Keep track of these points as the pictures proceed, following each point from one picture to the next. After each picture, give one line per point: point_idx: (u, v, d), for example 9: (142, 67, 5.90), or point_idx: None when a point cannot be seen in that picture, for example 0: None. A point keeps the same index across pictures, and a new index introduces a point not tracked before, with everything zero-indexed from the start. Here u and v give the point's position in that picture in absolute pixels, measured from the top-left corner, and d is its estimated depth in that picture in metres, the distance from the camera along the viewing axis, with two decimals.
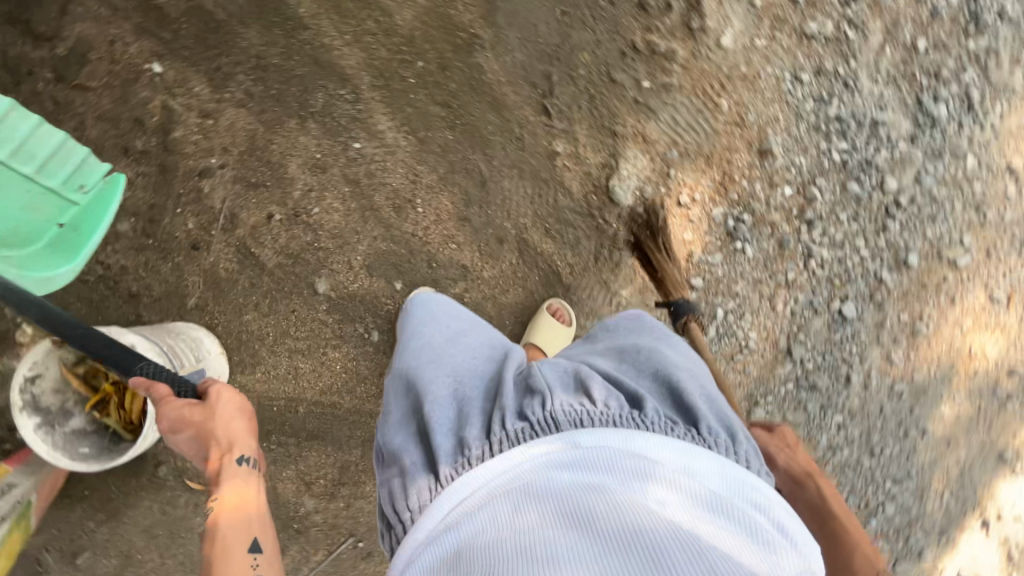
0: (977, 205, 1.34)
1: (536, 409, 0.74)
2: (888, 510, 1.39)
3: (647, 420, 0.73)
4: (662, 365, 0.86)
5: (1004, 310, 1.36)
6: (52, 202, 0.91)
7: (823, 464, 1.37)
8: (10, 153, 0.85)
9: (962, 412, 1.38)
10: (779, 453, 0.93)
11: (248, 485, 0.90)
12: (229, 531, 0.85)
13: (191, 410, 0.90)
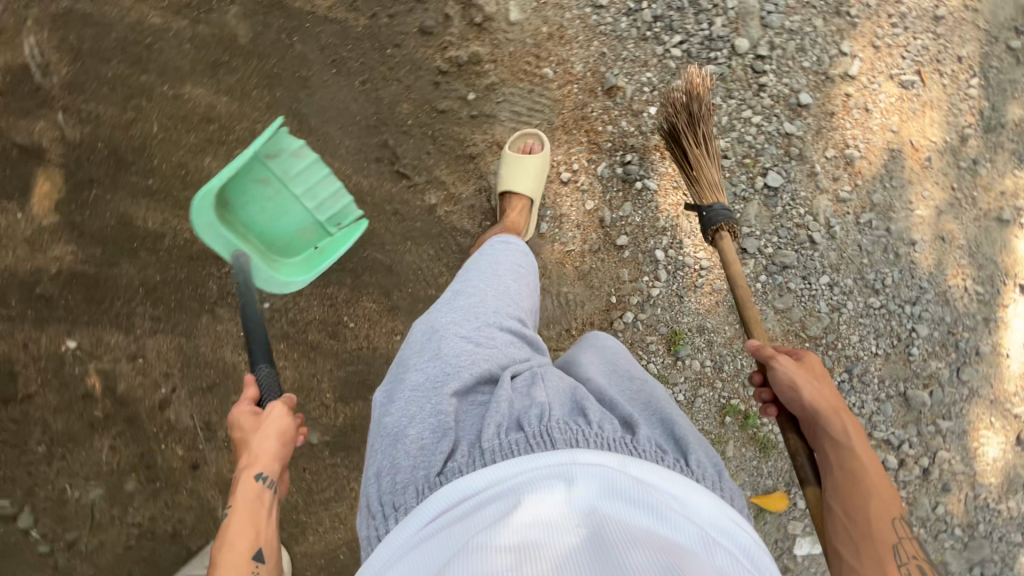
0: (834, 10, 1.27)
1: (533, 420, 0.74)
2: (925, 330, 1.32)
3: (636, 448, 0.73)
4: (657, 397, 0.88)
5: (923, 85, 1.27)
6: (316, 230, 1.24)
7: (837, 326, 1.32)
8: (306, 189, 1.21)
9: (939, 204, 1.30)
10: (806, 384, 0.90)
11: (263, 504, 0.87)
12: (235, 527, 0.83)
13: (247, 417, 0.95)
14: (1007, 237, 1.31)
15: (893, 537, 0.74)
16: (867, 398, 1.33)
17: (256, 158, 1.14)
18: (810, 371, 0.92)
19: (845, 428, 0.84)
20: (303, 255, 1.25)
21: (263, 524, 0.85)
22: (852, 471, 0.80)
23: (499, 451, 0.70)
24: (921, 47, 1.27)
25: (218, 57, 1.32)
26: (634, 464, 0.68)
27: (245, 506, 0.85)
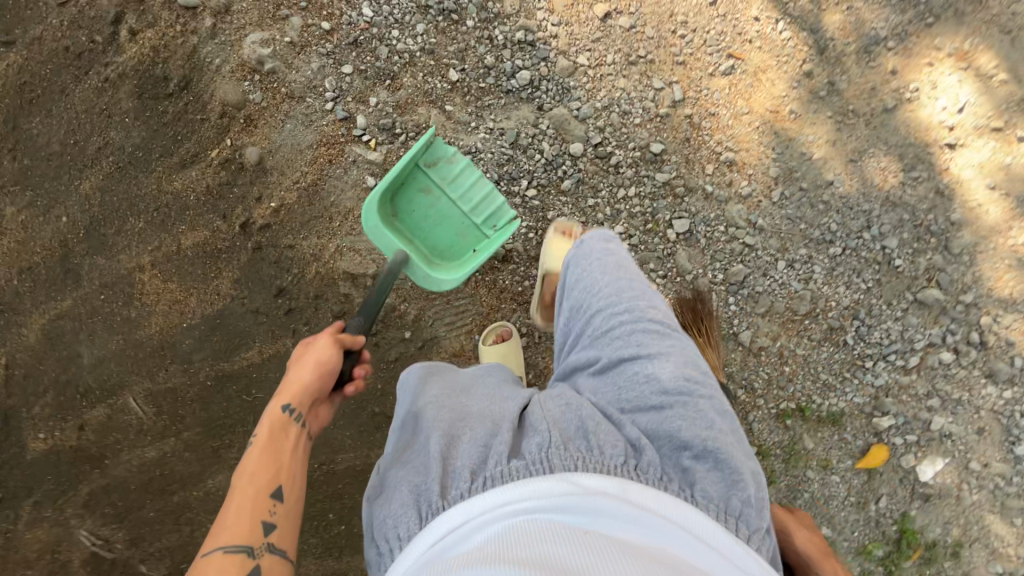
0: (627, 62, 1.28)
1: (535, 449, 0.71)
2: (895, 240, 1.34)
3: (640, 473, 0.68)
4: (665, 386, 0.81)
5: (743, 60, 1.29)
6: (474, 234, 1.27)
7: (819, 291, 1.36)
8: (461, 194, 1.25)
9: (829, 138, 1.32)
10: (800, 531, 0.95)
11: (287, 437, 0.89)
12: (255, 458, 0.84)
13: (302, 347, 1.02)
14: (904, 118, 1.32)
15: None
16: (888, 326, 1.37)
17: (417, 168, 1.23)
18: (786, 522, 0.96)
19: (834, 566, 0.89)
20: (465, 260, 1.26)
21: (283, 458, 0.86)
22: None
23: (501, 476, 0.66)
24: (720, 30, 1.28)
25: (212, 446, 1.45)
26: (635, 488, 0.65)
27: (268, 436, 0.87)
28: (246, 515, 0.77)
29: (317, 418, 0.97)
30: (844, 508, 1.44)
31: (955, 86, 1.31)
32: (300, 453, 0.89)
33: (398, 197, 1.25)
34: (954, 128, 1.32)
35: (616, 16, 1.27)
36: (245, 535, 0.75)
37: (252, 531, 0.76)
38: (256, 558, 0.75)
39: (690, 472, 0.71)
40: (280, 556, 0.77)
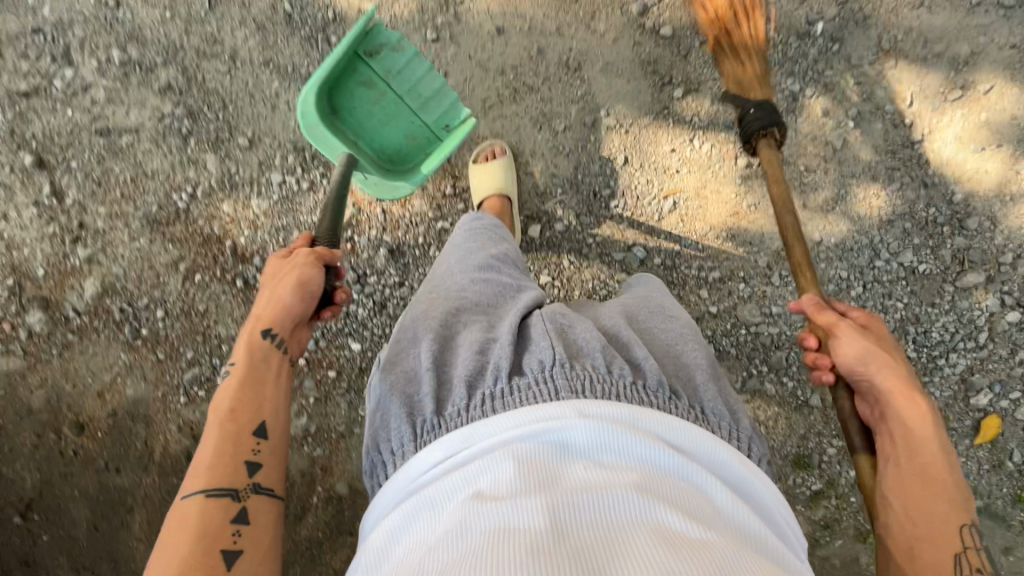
0: (583, 253, 1.30)
1: (536, 366, 0.75)
2: (908, 250, 1.31)
3: (649, 394, 0.73)
4: (679, 335, 0.89)
5: (680, 191, 1.29)
6: (427, 134, 1.22)
7: None
8: (410, 92, 1.19)
9: (800, 205, 1.30)
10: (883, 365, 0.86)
11: (267, 364, 0.84)
12: (233, 393, 0.79)
13: (275, 266, 0.94)
14: (859, 143, 1.27)
15: (958, 543, 0.71)
16: (943, 322, 1.35)
17: (357, 57, 1.15)
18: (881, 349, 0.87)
19: (922, 422, 0.78)
20: (417, 163, 1.22)
21: (262, 389, 0.81)
22: (917, 468, 0.76)
23: (502, 395, 0.71)
24: (645, 179, 1.28)
25: None
26: (642, 415, 0.67)
27: (248, 367, 0.83)
28: (225, 455, 0.73)
29: (299, 341, 0.92)
30: (989, 481, 1.39)
31: (892, 86, 1.24)
32: (281, 382, 0.84)
33: (340, 93, 1.18)
34: (913, 121, 1.25)
35: (550, 225, 1.31)
36: (226, 475, 0.71)
37: (235, 472, 0.72)
38: (242, 498, 0.71)
39: (699, 388, 0.79)
40: (267, 494, 0.73)
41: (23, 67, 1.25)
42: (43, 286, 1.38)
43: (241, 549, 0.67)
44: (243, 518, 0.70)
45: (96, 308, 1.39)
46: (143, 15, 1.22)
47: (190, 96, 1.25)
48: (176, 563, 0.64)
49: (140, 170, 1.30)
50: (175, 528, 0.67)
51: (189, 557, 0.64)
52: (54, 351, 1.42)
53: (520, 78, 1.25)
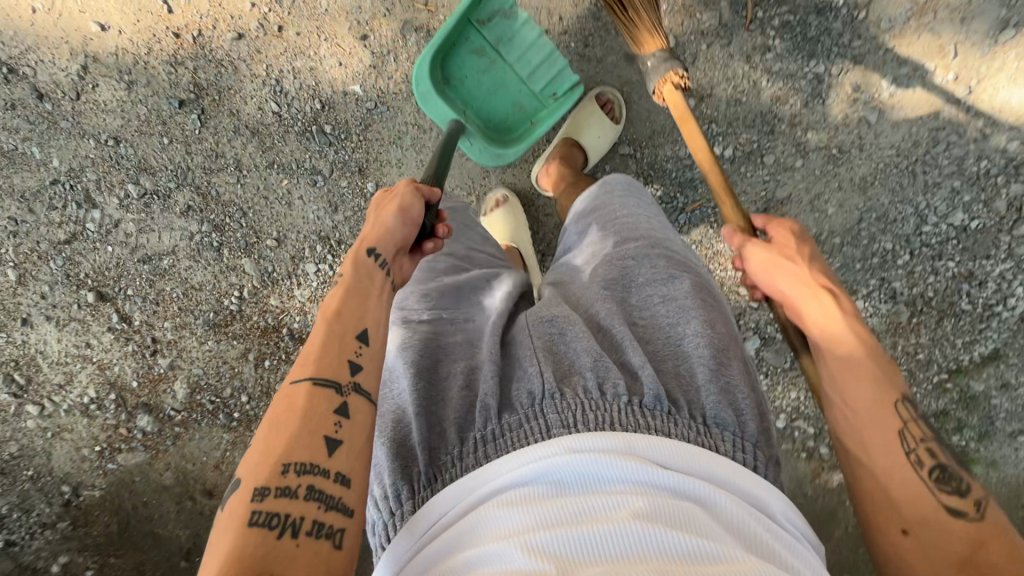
0: None
1: (524, 398, 0.67)
2: (959, 209, 1.24)
3: (648, 415, 0.63)
4: (681, 308, 0.77)
5: (707, 200, 1.24)
6: (533, 103, 1.18)
7: (916, 292, 1.32)
8: (518, 58, 1.14)
9: (838, 186, 1.23)
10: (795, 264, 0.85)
11: (373, 282, 0.80)
12: (341, 302, 0.77)
13: (384, 196, 0.92)
14: (896, 111, 1.18)
15: (896, 424, 0.72)
16: (1002, 269, 1.28)
17: (468, 24, 1.10)
18: (791, 254, 0.86)
19: (836, 319, 0.79)
20: (521, 134, 1.19)
21: (367, 300, 0.78)
22: (848, 366, 0.76)
23: (495, 438, 0.64)
24: (667, 195, 1.24)
25: None
26: (643, 442, 0.59)
27: (353, 277, 0.80)
28: (332, 349, 0.71)
29: (401, 268, 0.87)
30: None
31: (933, 41, 1.14)
32: (384, 300, 0.81)
33: (449, 62, 1.14)
34: (957, 74, 1.15)
35: None
36: (333, 367, 0.69)
37: (341, 367, 0.70)
38: (343, 394, 0.68)
39: (699, 390, 0.69)
40: (367, 397, 0.70)
41: (56, 217, 1.31)
42: (142, 394, 1.53)
43: (340, 440, 0.65)
44: (344, 411, 0.67)
45: (190, 404, 1.53)
46: (143, 146, 1.23)
47: (211, 211, 1.29)
48: (284, 437, 0.63)
49: (188, 284, 1.38)
50: (282, 406, 0.66)
51: (295, 435, 0.63)
52: (167, 442, 1.58)
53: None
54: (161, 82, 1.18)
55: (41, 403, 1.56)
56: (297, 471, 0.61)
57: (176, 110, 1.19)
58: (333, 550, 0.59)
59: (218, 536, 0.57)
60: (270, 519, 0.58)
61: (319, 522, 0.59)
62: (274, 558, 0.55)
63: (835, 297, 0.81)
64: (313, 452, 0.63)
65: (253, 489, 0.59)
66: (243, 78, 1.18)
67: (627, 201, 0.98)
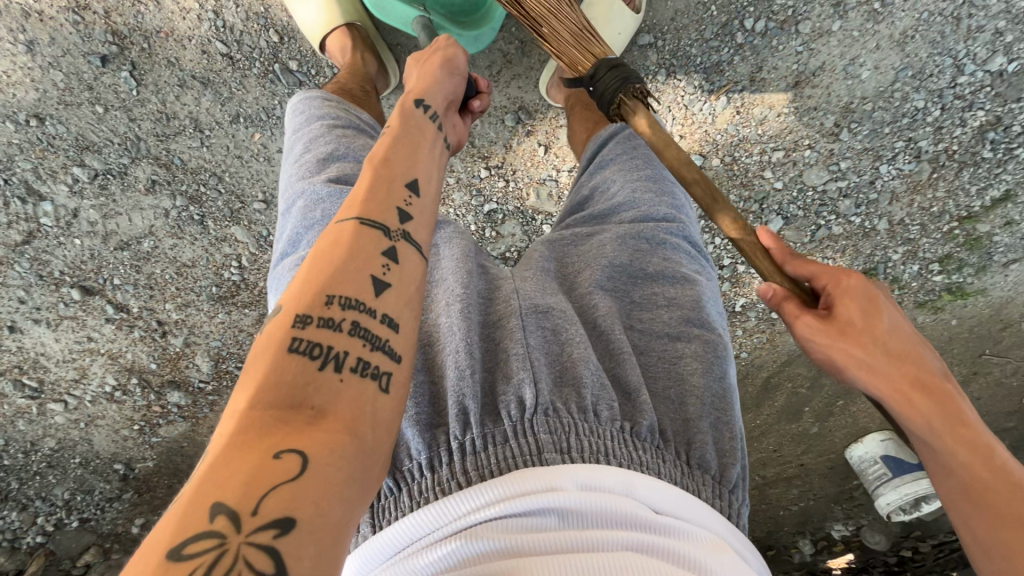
0: None
1: (512, 407, 0.58)
2: (1000, 53, 1.11)
3: (638, 447, 0.60)
4: (685, 318, 0.75)
5: (735, 84, 1.16)
6: None
7: (977, 150, 1.19)
8: None
9: (875, 47, 1.12)
10: (858, 312, 0.65)
11: (422, 131, 0.73)
12: (395, 148, 0.68)
13: (430, 59, 0.84)
14: None
15: None
16: None
17: None
18: (858, 335, 0.64)
19: (929, 424, 0.61)
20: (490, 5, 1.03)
21: (416, 148, 0.70)
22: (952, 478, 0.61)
23: (482, 448, 0.56)
24: (692, 86, 1.17)
25: None
26: (643, 485, 0.55)
27: (402, 124, 0.72)
28: (378, 192, 0.62)
29: (452, 128, 0.83)
30: None
31: None
32: (434, 155, 0.73)
33: None
34: None
35: None
36: (380, 210, 0.61)
37: (389, 211, 0.61)
38: (392, 236, 0.59)
39: (692, 425, 0.66)
40: (417, 248, 0.61)
41: (3, 218, 1.15)
42: (165, 373, 1.35)
43: (389, 281, 0.57)
44: (393, 256, 0.58)
45: (220, 376, 1.36)
46: (73, 120, 1.07)
47: (180, 182, 1.14)
48: (331, 266, 0.55)
49: (179, 263, 1.23)
50: (326, 240, 0.58)
51: (341, 268, 0.55)
52: (206, 410, 1.41)
53: (524, 24, 1.10)
54: (68, 39, 1.01)
55: (64, 400, 1.36)
56: (342, 304, 0.53)
57: (101, 68, 1.04)
58: (380, 393, 0.50)
59: (254, 358, 0.50)
60: (313, 348, 0.50)
61: (365, 361, 0.51)
62: (314, 390, 0.48)
63: (930, 395, 0.61)
64: (361, 287, 0.54)
65: (295, 316, 0.52)
66: (171, 15, 1.02)
67: (654, 156, 0.90)
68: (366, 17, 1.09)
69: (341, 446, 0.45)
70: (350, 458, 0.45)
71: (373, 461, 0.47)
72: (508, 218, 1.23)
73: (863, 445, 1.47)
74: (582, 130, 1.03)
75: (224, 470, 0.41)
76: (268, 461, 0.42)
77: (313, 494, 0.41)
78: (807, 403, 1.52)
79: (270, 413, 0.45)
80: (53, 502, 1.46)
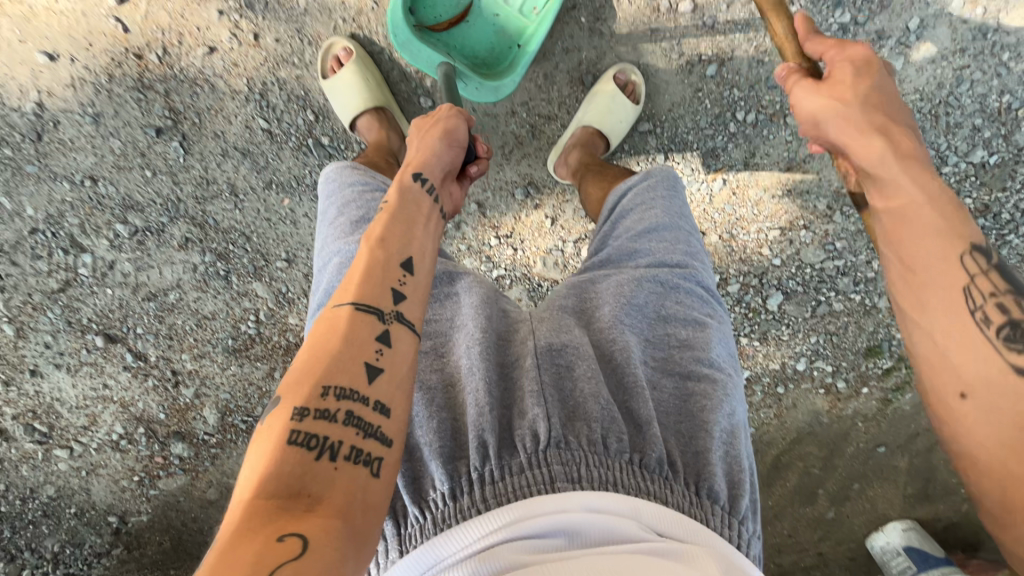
0: None
1: (528, 440, 0.63)
2: (979, 146, 1.18)
3: (647, 478, 0.63)
4: (696, 358, 0.78)
5: (729, 167, 1.24)
6: (515, 22, 1.12)
7: None
8: None
9: None
10: (853, 89, 0.74)
11: (421, 207, 0.78)
12: (391, 226, 0.72)
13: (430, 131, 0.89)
14: (922, 56, 1.14)
15: (960, 279, 0.62)
16: None
17: None
18: (843, 89, 0.74)
19: (885, 163, 0.70)
20: (511, 61, 1.13)
21: (415, 224, 0.75)
22: (903, 214, 0.67)
23: (500, 476, 0.60)
24: (688, 167, 1.24)
25: None
26: (649, 512, 0.58)
27: (400, 202, 0.77)
28: (375, 275, 0.66)
29: (449, 198, 0.87)
30: None
31: None
32: (432, 227, 0.77)
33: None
34: (985, 10, 1.10)
35: None
36: (377, 293, 0.65)
37: (385, 295, 0.65)
38: (386, 320, 0.64)
39: (703, 457, 0.68)
40: (411, 327, 0.65)
41: (44, 267, 1.24)
42: (172, 423, 1.37)
43: (382, 366, 0.61)
44: (386, 340, 0.62)
45: (225, 429, 1.38)
46: (123, 182, 1.18)
47: (211, 240, 1.23)
48: (327, 357, 0.60)
49: (200, 315, 1.29)
50: (325, 329, 0.62)
51: (336, 358, 0.60)
52: (208, 463, 1.40)
53: (535, 111, 1.21)
54: (129, 112, 1.14)
55: (70, 446, 1.38)
56: (337, 395, 0.57)
57: (154, 138, 1.16)
58: (370, 478, 0.54)
59: (257, 447, 0.55)
60: (309, 439, 0.54)
61: (357, 448, 0.55)
62: (311, 479, 0.52)
63: (893, 139, 0.70)
64: (354, 376, 0.59)
65: (292, 408, 0.56)
66: (221, 95, 1.15)
67: (673, 205, 0.92)
68: (391, 97, 1.19)
69: (334, 529, 0.49)
70: (346, 540, 0.49)
71: (363, 543, 0.51)
72: (516, 283, 1.29)
73: (886, 533, 1.44)
74: (598, 189, 1.09)
75: (230, 558, 0.45)
76: (270, 547, 0.46)
77: (312, 574, 0.45)
78: (820, 484, 1.47)
79: (272, 502, 0.49)
80: (42, 554, 1.44)
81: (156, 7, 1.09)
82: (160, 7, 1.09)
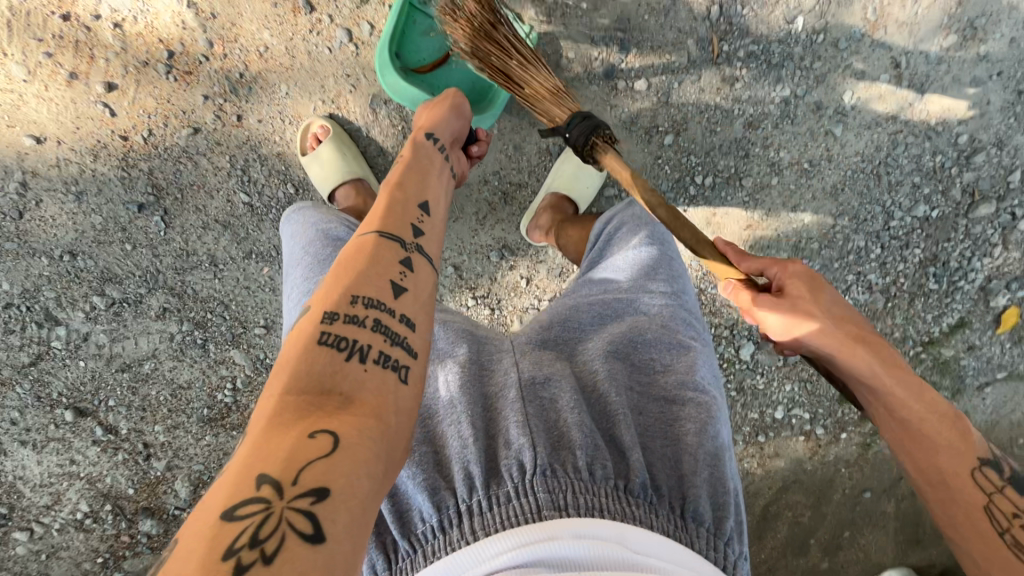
0: None
1: (514, 469, 0.60)
2: (921, 202, 1.26)
3: (632, 503, 0.60)
4: (680, 382, 0.77)
5: (693, 227, 1.32)
6: None
7: (923, 282, 1.30)
8: None
9: (812, 199, 1.29)
10: (801, 291, 0.79)
11: (432, 162, 0.85)
12: (408, 175, 0.79)
13: (436, 105, 0.96)
14: (858, 122, 1.24)
15: (982, 496, 0.70)
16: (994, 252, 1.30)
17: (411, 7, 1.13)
18: (807, 304, 0.77)
19: (876, 373, 0.73)
20: (493, 97, 1.19)
21: (429, 176, 0.82)
22: (908, 431, 0.74)
23: (486, 511, 0.58)
24: None
25: None
26: (635, 538, 0.56)
27: (414, 156, 0.83)
28: (396, 211, 0.72)
29: (457, 160, 0.94)
30: None
31: (886, 54, 1.21)
32: (442, 180, 0.84)
33: (405, 48, 1.17)
34: (910, 82, 1.21)
35: None
36: (397, 225, 0.70)
37: (406, 227, 0.70)
38: (408, 247, 0.68)
39: (686, 479, 0.66)
40: (429, 258, 0.70)
41: (16, 341, 1.23)
42: (141, 499, 1.32)
43: (406, 286, 0.64)
44: (409, 264, 0.66)
45: (198, 502, 1.33)
46: (103, 255, 1.20)
47: (190, 309, 1.24)
48: (353, 273, 0.63)
49: (175, 385, 1.27)
50: (349, 251, 0.66)
51: (363, 273, 0.63)
52: None
53: (506, 180, 1.27)
54: (112, 189, 1.17)
55: (30, 528, 1.31)
56: (365, 304, 0.61)
57: (136, 213, 1.19)
58: (399, 383, 0.57)
59: (287, 353, 0.57)
60: (339, 341, 0.57)
61: (386, 354, 0.58)
62: (342, 378, 0.55)
63: (868, 343, 0.74)
64: (381, 290, 0.63)
65: (323, 313, 0.59)
66: (204, 171, 1.19)
67: (662, 224, 0.99)
68: (366, 167, 1.24)
69: (366, 427, 0.51)
70: (376, 434, 0.51)
71: (396, 439, 0.53)
72: None
73: None
74: (577, 234, 1.16)
75: (267, 445, 0.48)
76: (304, 438, 0.48)
77: (344, 469, 0.47)
78: (811, 534, 1.46)
79: (304, 398, 0.52)
80: None
81: (143, 93, 1.15)
82: (147, 93, 1.15)
